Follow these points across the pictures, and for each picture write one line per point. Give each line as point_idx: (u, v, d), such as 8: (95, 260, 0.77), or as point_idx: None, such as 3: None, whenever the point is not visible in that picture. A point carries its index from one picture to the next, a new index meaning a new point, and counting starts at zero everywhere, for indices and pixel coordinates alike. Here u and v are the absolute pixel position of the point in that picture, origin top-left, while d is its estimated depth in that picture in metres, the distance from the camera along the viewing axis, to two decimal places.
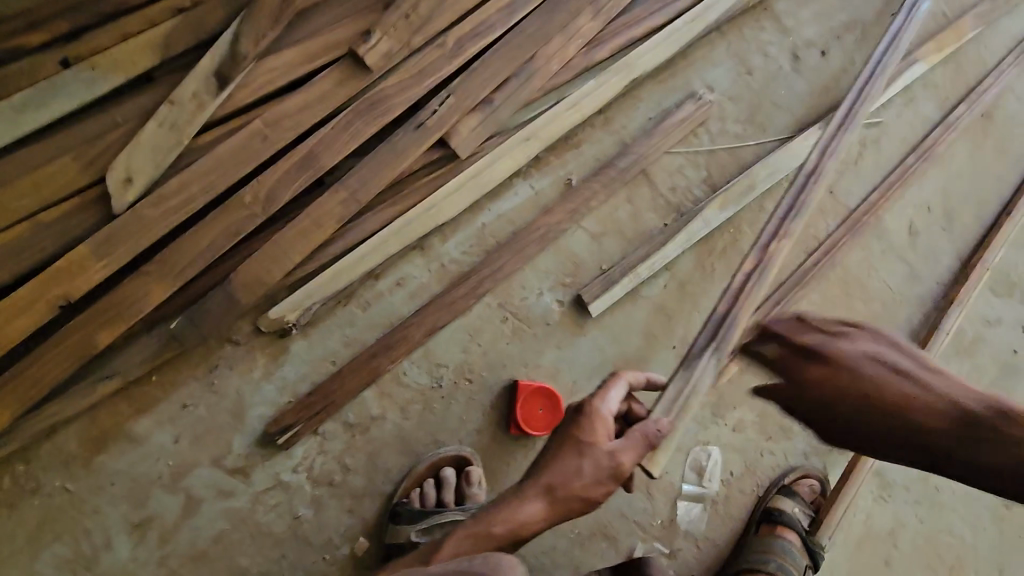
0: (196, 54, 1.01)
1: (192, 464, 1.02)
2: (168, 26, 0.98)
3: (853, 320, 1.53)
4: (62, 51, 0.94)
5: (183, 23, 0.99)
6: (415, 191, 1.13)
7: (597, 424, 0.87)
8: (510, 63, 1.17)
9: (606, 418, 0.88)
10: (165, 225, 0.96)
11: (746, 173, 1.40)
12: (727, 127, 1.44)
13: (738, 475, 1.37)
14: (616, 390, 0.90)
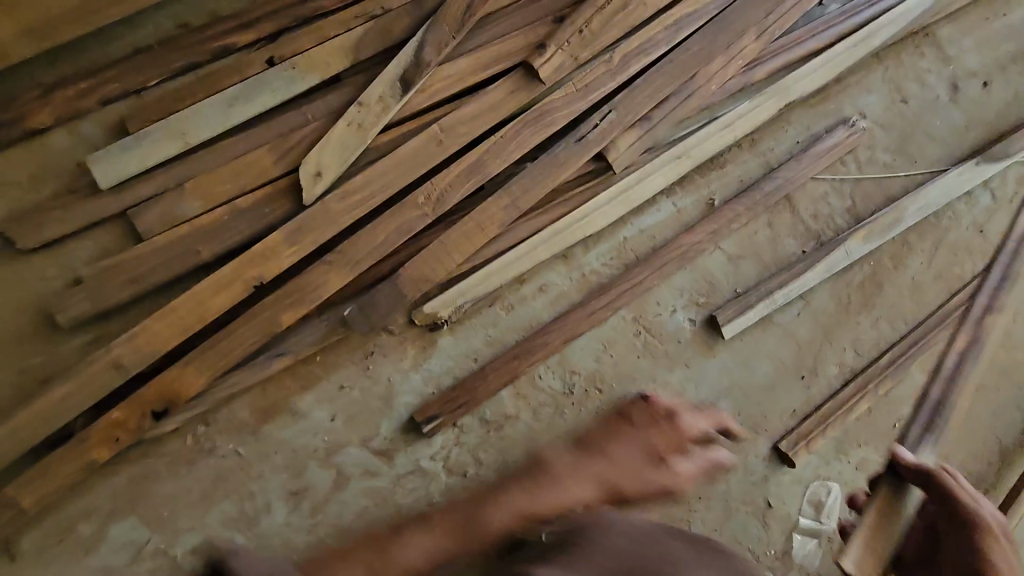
0: (381, 59, 1.08)
1: (344, 441, 1.09)
2: (361, 31, 1.05)
3: (994, 368, 1.44)
4: (269, 51, 1.03)
5: (374, 29, 1.06)
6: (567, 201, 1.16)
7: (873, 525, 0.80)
8: (672, 81, 1.17)
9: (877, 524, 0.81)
10: (347, 219, 1.03)
11: (893, 206, 1.37)
12: (874, 156, 1.40)
13: (857, 516, 1.33)
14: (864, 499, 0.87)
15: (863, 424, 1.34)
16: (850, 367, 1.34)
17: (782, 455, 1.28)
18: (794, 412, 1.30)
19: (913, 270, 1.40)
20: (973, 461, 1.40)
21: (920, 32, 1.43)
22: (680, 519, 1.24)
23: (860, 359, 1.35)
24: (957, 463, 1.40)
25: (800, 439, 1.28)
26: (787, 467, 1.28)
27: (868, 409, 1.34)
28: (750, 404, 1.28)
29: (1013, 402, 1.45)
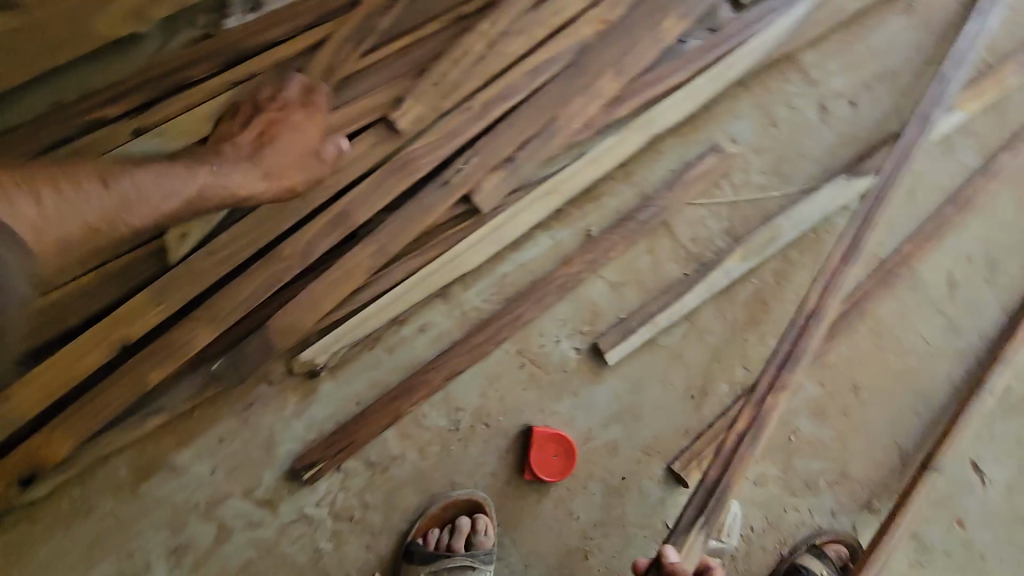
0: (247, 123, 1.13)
1: (225, 494, 1.10)
2: (225, 98, 1.11)
3: (887, 374, 1.47)
4: (136, 122, 1.08)
5: (238, 95, 1.12)
6: (441, 242, 1.21)
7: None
8: (532, 123, 1.24)
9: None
10: (214, 276, 1.05)
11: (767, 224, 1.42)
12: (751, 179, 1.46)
13: (758, 530, 1.35)
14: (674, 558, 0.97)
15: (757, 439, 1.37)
16: (740, 383, 1.38)
17: (676, 476, 1.30)
18: (687, 431, 1.33)
19: (798, 285, 1.44)
20: (874, 467, 1.43)
21: (784, 60, 1.52)
22: (578, 549, 1.24)
23: (750, 374, 1.39)
24: (858, 471, 1.42)
25: (692, 459, 1.30)
26: (683, 488, 1.30)
27: None
28: (641, 426, 1.30)
29: (909, 406, 1.47)
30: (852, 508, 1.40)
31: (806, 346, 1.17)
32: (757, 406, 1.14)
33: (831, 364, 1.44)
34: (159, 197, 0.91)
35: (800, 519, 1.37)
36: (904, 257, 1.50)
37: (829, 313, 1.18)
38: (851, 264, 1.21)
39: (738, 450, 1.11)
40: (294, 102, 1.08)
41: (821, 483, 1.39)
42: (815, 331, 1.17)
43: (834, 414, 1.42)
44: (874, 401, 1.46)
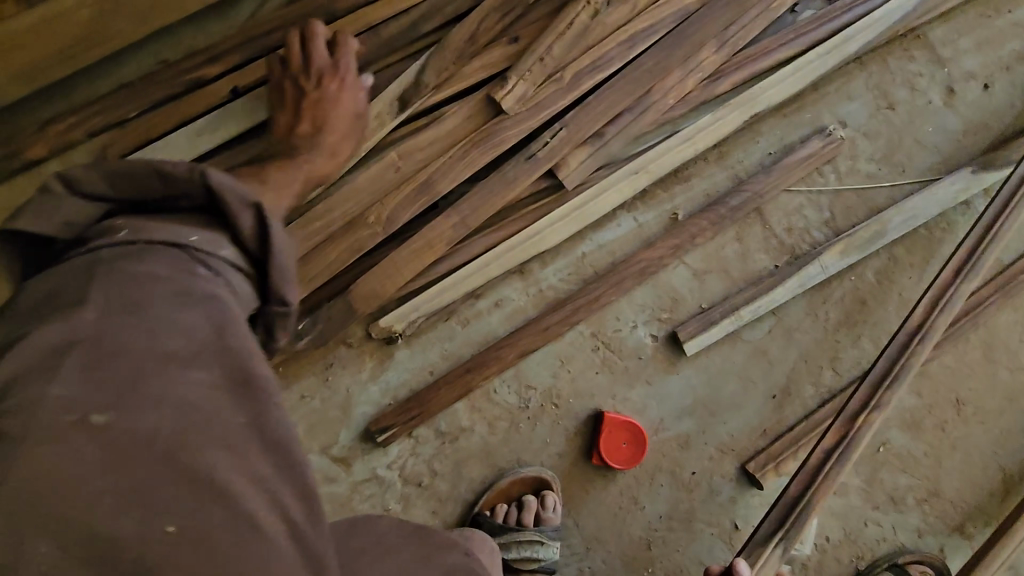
0: None
1: (303, 449, 1.14)
2: None
3: (997, 389, 1.34)
4: (236, 82, 1.10)
5: None
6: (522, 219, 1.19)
7: None
8: (626, 96, 1.18)
9: None
10: (308, 241, 1.07)
11: (874, 218, 1.31)
12: (857, 167, 1.35)
13: (834, 541, 1.27)
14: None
15: None
16: (827, 386, 1.29)
17: (750, 476, 1.24)
18: (764, 430, 1.26)
19: (901, 285, 1.33)
20: (970, 489, 1.32)
21: (909, 34, 1.37)
22: (641, 539, 1.22)
23: (838, 377, 1.30)
24: (952, 491, 1.31)
25: (768, 460, 1.24)
26: (755, 489, 1.25)
27: None
28: (715, 421, 1.25)
29: (1019, 427, 1.34)
30: (942, 529, 1.30)
31: (917, 351, 1.06)
32: (846, 423, 1.04)
33: (931, 373, 1.32)
34: (288, 182, 0.94)
35: (881, 535, 1.28)
36: None
37: (934, 335, 1.06)
38: (964, 282, 1.08)
39: (822, 471, 1.01)
40: (325, 70, 1.01)
41: (908, 500, 1.30)
42: (919, 354, 1.05)
43: (931, 428, 1.31)
44: (977, 417, 1.33)
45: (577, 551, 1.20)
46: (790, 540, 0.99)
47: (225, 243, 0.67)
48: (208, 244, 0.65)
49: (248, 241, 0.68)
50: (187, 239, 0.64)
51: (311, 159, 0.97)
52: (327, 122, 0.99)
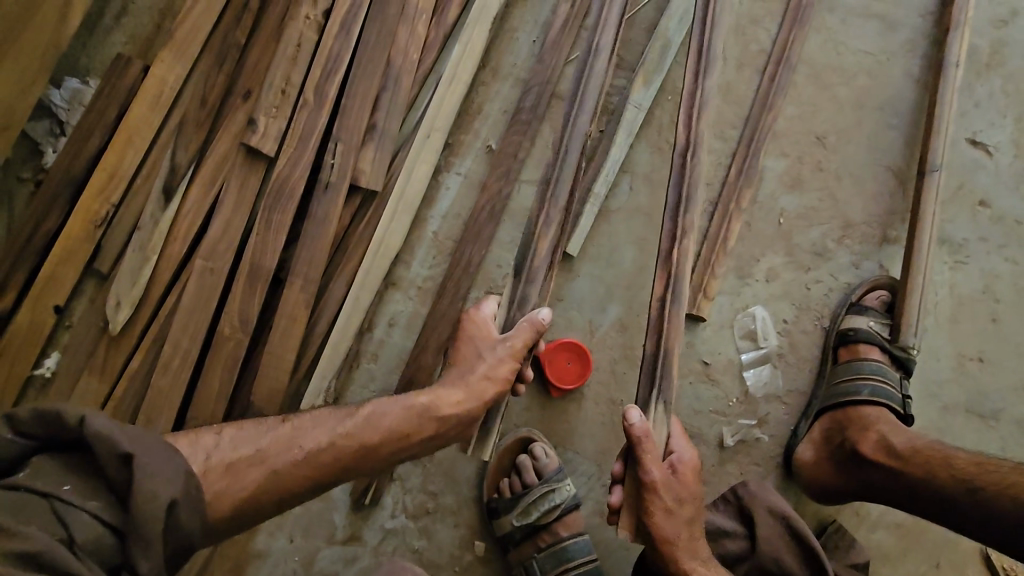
0: (111, 235, 1.13)
1: (313, 550, 1.17)
2: (74, 227, 1.12)
3: (844, 107, 1.39)
4: (45, 300, 1.12)
5: (79, 217, 1.12)
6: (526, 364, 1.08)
7: (646, 448, 0.93)
8: (373, 78, 1.16)
9: (648, 452, 0.93)
10: (181, 384, 1.09)
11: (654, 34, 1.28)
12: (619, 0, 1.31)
13: (793, 320, 1.33)
14: (645, 447, 0.93)
15: (751, 240, 1.33)
16: (707, 200, 1.32)
17: (690, 316, 1.30)
18: None
19: None
20: (874, 203, 1.37)
21: None
22: None
23: (712, 187, 1.33)
24: (861, 214, 1.37)
25: (697, 293, 1.28)
26: (700, 322, 1.30)
27: (745, 224, 1.33)
28: (636, 292, 1.29)
29: (880, 123, 1.39)
30: (871, 249, 1.36)
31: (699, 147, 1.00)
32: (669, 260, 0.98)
33: (782, 131, 1.36)
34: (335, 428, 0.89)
35: (827, 288, 1.34)
36: None
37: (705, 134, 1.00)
38: (710, 60, 1.03)
39: (666, 316, 0.96)
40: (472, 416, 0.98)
41: (830, 245, 1.35)
42: (700, 158, 0.99)
43: (811, 176, 1.36)
44: (843, 141, 1.38)
45: (591, 471, 1.25)
46: (667, 394, 0.96)
47: (89, 497, 0.66)
48: (70, 498, 0.66)
49: (115, 484, 0.67)
50: (126, 449, 0.68)
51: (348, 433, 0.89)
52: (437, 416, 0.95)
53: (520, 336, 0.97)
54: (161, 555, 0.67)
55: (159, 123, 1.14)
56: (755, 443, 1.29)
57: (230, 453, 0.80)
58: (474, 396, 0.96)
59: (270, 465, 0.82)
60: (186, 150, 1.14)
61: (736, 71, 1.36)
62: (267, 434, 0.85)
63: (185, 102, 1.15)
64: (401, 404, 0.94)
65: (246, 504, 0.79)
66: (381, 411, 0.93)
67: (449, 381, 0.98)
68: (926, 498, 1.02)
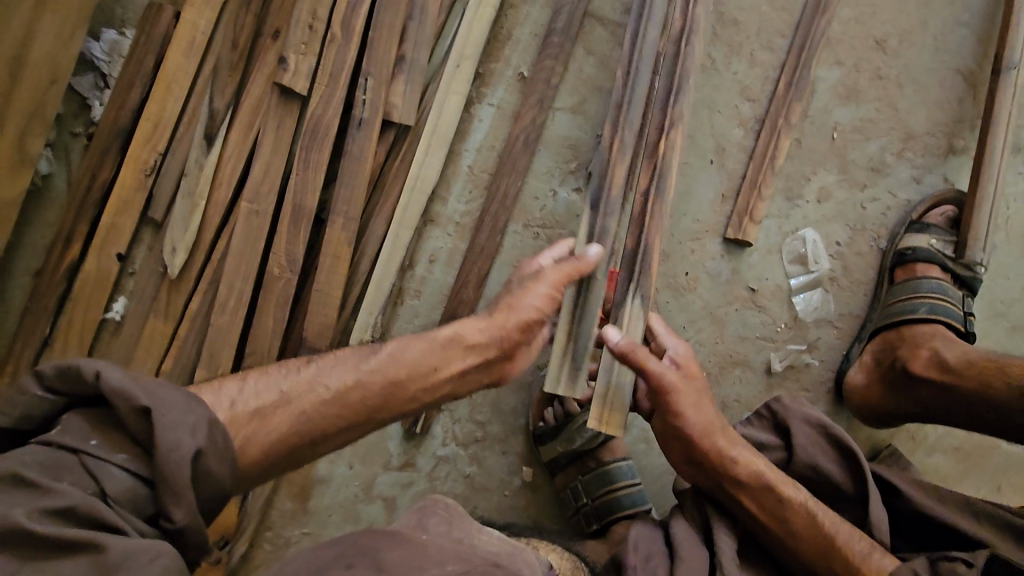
0: (160, 182, 1.17)
1: (372, 475, 1.24)
2: (128, 177, 1.17)
3: (909, 6, 1.26)
4: (108, 248, 1.18)
5: (130, 167, 1.16)
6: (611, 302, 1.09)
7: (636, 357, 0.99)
8: (399, 8, 1.13)
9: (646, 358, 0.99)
10: (238, 322, 1.15)
11: None
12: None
13: (847, 241, 1.27)
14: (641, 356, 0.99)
15: (802, 158, 1.26)
16: (752, 118, 1.25)
17: (735, 241, 1.25)
18: (723, 196, 1.25)
19: None
20: (939, 111, 1.27)
21: None
22: None
23: (758, 104, 1.25)
24: (924, 124, 1.27)
25: (742, 216, 1.23)
26: (747, 248, 1.26)
27: (795, 142, 1.26)
28: (679, 218, 1.25)
29: (949, 21, 1.26)
30: (935, 162, 1.27)
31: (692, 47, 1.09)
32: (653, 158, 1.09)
33: (837, 36, 1.26)
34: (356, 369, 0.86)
35: (884, 207, 1.27)
36: None
37: (699, 22, 1.10)
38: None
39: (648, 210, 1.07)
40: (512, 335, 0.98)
41: (888, 159, 1.27)
42: (692, 49, 1.09)
43: (868, 85, 1.26)
44: (905, 43, 1.26)
45: None
46: (644, 289, 1.05)
47: (115, 450, 0.63)
48: (98, 452, 0.62)
49: (138, 436, 0.63)
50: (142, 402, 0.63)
51: (378, 368, 0.87)
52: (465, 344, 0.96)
53: (564, 270, 0.99)
54: (192, 506, 0.63)
55: (195, 69, 1.15)
56: (804, 369, 1.27)
57: (256, 397, 0.76)
58: (497, 327, 0.97)
59: (295, 407, 0.78)
60: (222, 94, 1.15)
61: None
62: (287, 378, 0.81)
63: (217, 45, 1.15)
64: (426, 340, 0.93)
65: (275, 449, 0.75)
66: (406, 347, 0.91)
67: (474, 318, 0.99)
68: (1000, 417, 1.00)
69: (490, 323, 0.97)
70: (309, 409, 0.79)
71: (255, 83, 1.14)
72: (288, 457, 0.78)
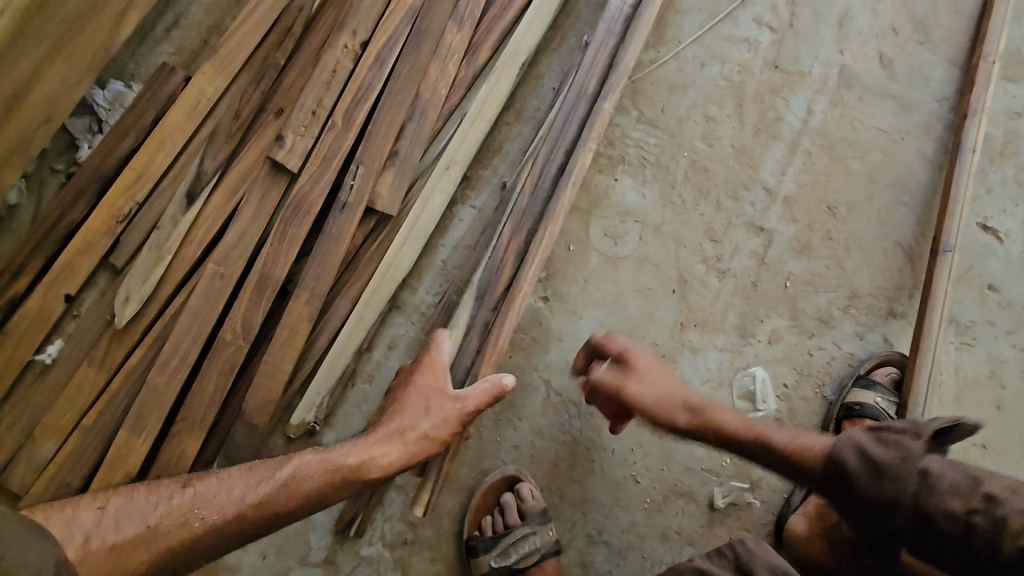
0: (129, 231, 1.16)
1: (286, 570, 1.15)
2: (94, 219, 1.14)
3: (858, 180, 1.41)
4: (58, 288, 1.13)
5: (102, 211, 1.15)
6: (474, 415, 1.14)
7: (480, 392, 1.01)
8: (399, 110, 1.21)
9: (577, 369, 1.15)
10: (176, 385, 1.10)
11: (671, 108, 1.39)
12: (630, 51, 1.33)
13: (794, 385, 1.33)
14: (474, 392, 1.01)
15: (759, 300, 1.34)
16: (713, 257, 1.35)
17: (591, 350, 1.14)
18: (682, 325, 1.32)
19: (729, 138, 1.40)
20: (881, 276, 1.38)
21: None
22: (626, 477, 1.23)
23: (720, 245, 1.35)
24: (868, 286, 1.37)
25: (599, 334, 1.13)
26: (697, 376, 1.31)
27: (751, 283, 1.34)
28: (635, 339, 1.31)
29: (892, 200, 1.41)
30: (877, 322, 1.36)
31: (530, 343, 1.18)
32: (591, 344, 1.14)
33: (795, 196, 1.39)
34: (272, 470, 0.91)
35: (829, 356, 1.34)
36: (813, 71, 1.44)
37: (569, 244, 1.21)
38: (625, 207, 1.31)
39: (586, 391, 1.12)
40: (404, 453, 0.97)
41: (835, 313, 1.35)
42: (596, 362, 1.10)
43: (819, 244, 1.37)
44: (854, 213, 1.40)
45: (574, 520, 1.22)
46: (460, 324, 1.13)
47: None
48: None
49: None
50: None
51: (288, 467, 0.91)
52: (361, 458, 0.94)
53: (480, 396, 1.01)
54: None
55: (191, 131, 1.18)
56: (747, 507, 1.24)
57: (162, 512, 0.83)
58: (410, 450, 0.97)
59: (159, 545, 0.81)
60: (213, 158, 1.18)
61: (752, 137, 1.40)
62: (157, 509, 0.84)
63: (218, 112, 1.19)
64: (333, 456, 0.93)
65: (197, 543, 0.84)
66: (304, 473, 0.91)
67: (386, 436, 0.97)
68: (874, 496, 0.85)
69: (406, 451, 0.97)
70: (244, 523, 0.86)
71: (250, 153, 1.18)
72: (223, 545, 0.86)
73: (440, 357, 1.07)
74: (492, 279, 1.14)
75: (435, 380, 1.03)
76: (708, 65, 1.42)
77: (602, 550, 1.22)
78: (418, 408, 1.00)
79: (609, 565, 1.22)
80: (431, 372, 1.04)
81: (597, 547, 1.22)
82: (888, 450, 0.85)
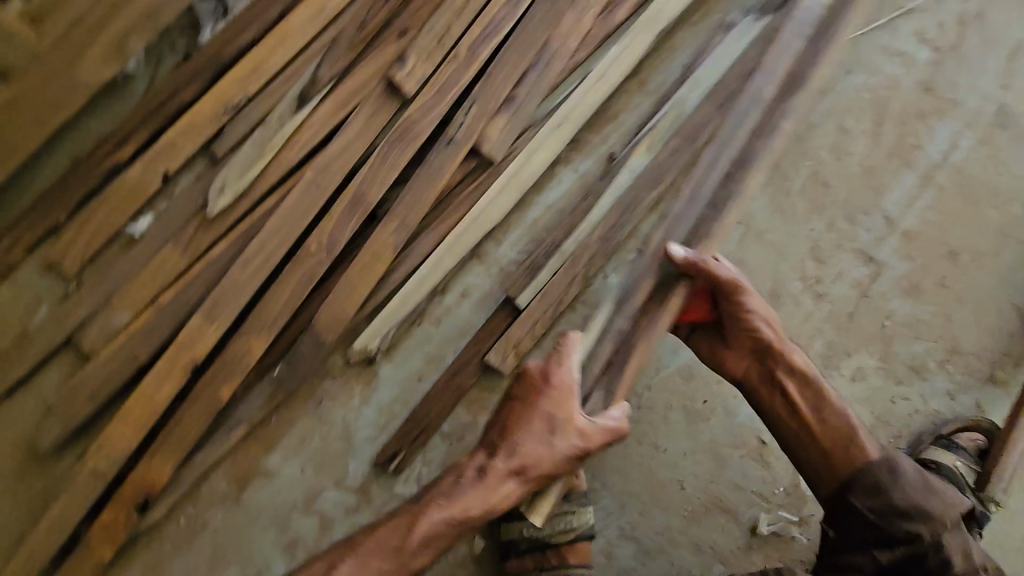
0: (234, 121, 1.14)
1: (319, 488, 1.15)
2: (204, 101, 1.13)
3: (989, 229, 1.29)
4: (157, 164, 1.12)
5: (213, 95, 1.13)
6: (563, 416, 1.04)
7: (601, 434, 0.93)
8: (525, 54, 1.16)
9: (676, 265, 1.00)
10: (255, 283, 1.10)
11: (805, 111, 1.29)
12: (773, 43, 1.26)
13: (868, 428, 1.24)
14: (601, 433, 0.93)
15: (851, 333, 1.26)
16: (813, 277, 1.26)
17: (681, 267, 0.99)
18: None
19: (859, 155, 1.29)
20: (989, 337, 1.27)
21: None
22: (671, 480, 1.19)
23: (823, 265, 1.27)
24: (973, 344, 1.27)
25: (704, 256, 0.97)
26: None
27: (846, 313, 1.26)
28: None
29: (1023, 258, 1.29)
30: (972, 383, 1.26)
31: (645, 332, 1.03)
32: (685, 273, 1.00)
33: (915, 232, 1.28)
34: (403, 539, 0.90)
35: (911, 408, 1.25)
36: (966, 102, 1.32)
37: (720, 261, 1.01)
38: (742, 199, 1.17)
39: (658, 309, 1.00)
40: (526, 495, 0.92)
41: (929, 364, 1.26)
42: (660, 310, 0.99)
43: (930, 288, 1.27)
44: (976, 263, 1.28)
45: (609, 509, 1.18)
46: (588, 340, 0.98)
47: None
48: None
49: None
50: None
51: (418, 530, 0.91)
52: (485, 509, 0.91)
53: (599, 438, 0.93)
54: None
55: (314, 33, 1.15)
56: (787, 540, 1.19)
57: None
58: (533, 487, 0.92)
59: None
60: (330, 66, 1.14)
61: (884, 159, 1.30)
62: None
63: (343, 20, 1.15)
64: (458, 502, 0.91)
65: None
66: (433, 532, 0.91)
67: (505, 474, 0.91)
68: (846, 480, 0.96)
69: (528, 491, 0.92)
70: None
71: (367, 67, 1.14)
72: None
73: (569, 381, 0.94)
74: (632, 289, 1.02)
75: (562, 406, 0.92)
76: (852, 73, 1.31)
77: (631, 547, 1.17)
78: (541, 435, 0.92)
79: (635, 563, 1.16)
80: (557, 399, 0.92)
81: (627, 543, 1.17)
82: (925, 481, 0.94)
